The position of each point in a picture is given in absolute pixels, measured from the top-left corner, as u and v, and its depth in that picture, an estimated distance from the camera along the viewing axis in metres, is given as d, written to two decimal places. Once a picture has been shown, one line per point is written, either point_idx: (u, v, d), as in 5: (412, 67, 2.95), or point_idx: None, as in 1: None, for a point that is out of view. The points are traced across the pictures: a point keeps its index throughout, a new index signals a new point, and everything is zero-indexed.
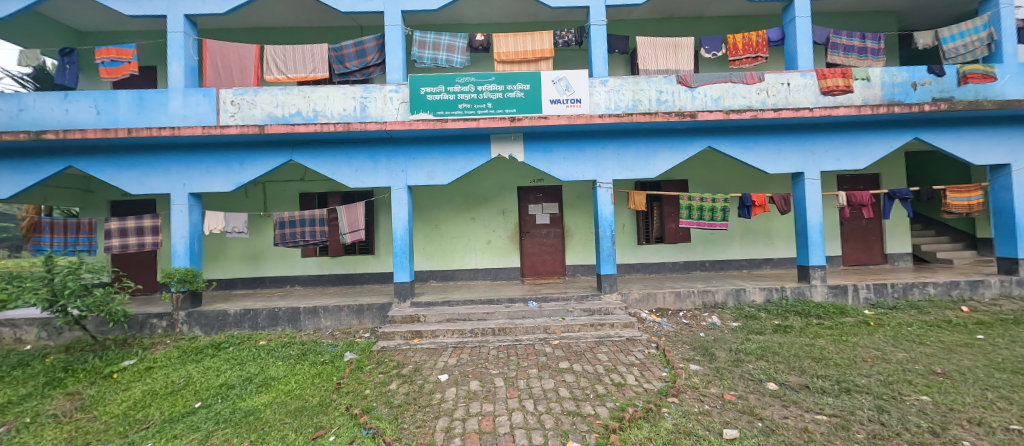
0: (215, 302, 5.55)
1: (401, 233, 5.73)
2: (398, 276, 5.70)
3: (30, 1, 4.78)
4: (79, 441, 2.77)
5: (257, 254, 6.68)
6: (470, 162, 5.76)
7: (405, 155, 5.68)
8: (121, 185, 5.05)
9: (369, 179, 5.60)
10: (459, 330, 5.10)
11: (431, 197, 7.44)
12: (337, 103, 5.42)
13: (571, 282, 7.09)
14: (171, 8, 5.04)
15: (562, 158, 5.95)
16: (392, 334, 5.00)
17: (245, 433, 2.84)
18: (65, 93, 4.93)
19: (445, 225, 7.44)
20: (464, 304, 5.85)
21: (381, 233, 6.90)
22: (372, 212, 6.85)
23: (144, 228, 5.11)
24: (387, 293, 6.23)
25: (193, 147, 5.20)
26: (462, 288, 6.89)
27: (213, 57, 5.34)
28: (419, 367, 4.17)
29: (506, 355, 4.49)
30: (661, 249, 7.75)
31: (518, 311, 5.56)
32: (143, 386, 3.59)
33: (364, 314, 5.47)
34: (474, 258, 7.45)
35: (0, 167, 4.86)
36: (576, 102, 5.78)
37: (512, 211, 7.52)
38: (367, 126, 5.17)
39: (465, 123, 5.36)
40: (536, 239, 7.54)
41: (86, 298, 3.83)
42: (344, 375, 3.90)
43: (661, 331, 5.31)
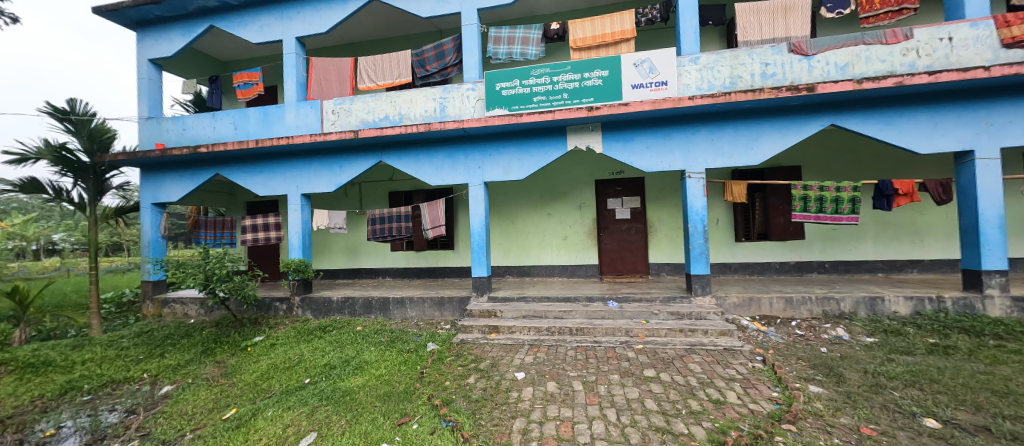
0: (322, 290, 6.30)
1: (479, 229, 5.76)
2: (476, 271, 5.73)
3: (190, 38, 5.95)
4: (222, 402, 3.31)
5: (355, 248, 7.43)
6: (545, 157, 5.52)
7: (481, 152, 5.69)
8: (252, 188, 6.01)
9: (448, 177, 5.74)
10: (536, 327, 4.93)
11: (506, 193, 7.41)
12: (419, 105, 5.66)
13: (655, 282, 6.41)
14: (285, 33, 5.79)
15: (645, 147, 5.33)
16: (471, 328, 5.06)
17: (343, 412, 3.06)
18: (214, 113, 6.03)
19: (521, 220, 7.35)
20: (540, 301, 5.65)
21: (461, 228, 7.10)
22: (452, 209, 7.09)
23: (270, 224, 6.03)
24: (467, 287, 6.38)
25: (303, 153, 5.92)
26: (539, 284, 6.70)
27: (318, 72, 6.00)
28: (496, 362, 4.11)
29: (584, 357, 4.17)
30: (766, 247, 6.52)
31: (597, 311, 5.16)
32: (269, 359, 4.17)
33: (445, 306, 5.66)
34: (550, 255, 7.21)
35: (173, 176, 6.14)
36: (661, 84, 5.11)
37: (590, 206, 7.09)
38: (445, 125, 5.28)
39: (541, 116, 5.14)
40: (615, 235, 6.98)
41: (228, 282, 4.63)
42: (427, 365, 4.03)
43: (768, 342, 4.42)
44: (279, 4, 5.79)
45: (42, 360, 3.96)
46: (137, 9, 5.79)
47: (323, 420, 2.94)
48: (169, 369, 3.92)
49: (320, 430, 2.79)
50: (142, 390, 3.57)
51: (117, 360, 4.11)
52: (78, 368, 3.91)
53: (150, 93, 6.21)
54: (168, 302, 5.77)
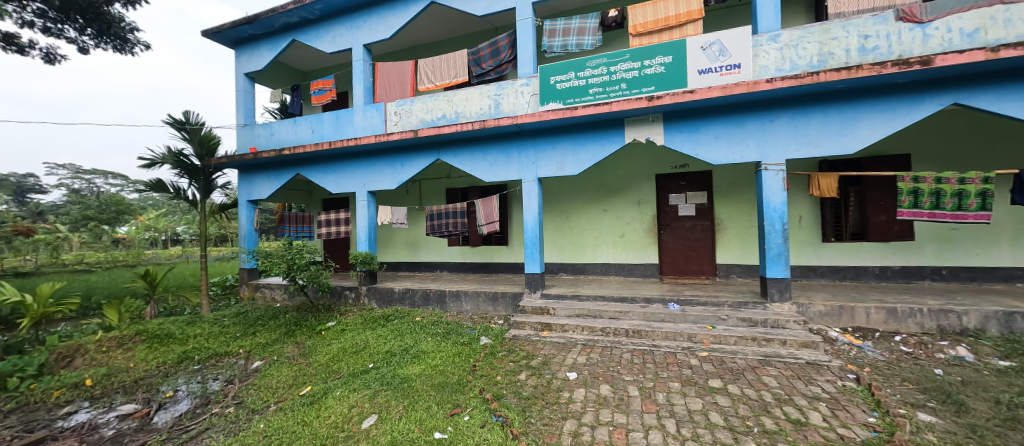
0: (385, 281, 6.70)
1: (532, 225, 5.68)
2: (529, 267, 5.69)
3: (276, 51, 6.66)
4: (300, 379, 3.65)
5: (415, 242, 7.81)
6: (602, 151, 5.27)
7: (536, 147, 5.60)
8: (326, 186, 6.59)
9: (502, 173, 5.75)
10: (589, 327, 4.73)
11: (560, 189, 7.25)
12: (474, 103, 5.74)
13: (721, 285, 5.84)
14: (354, 41, 6.22)
15: (714, 137, 4.82)
16: (523, 324, 5.03)
17: (401, 397, 3.20)
18: (295, 119, 6.70)
19: (576, 217, 7.14)
20: (595, 300, 5.42)
21: (515, 224, 7.12)
22: (506, 205, 7.14)
23: (340, 219, 6.56)
24: (519, 283, 6.38)
25: (369, 153, 6.35)
26: (595, 283, 6.45)
27: (383, 77, 6.38)
28: (548, 360, 4.02)
29: (641, 361, 3.90)
30: (862, 249, 5.55)
31: (656, 313, 4.82)
32: (339, 343, 4.53)
33: (499, 301, 5.69)
34: (606, 253, 6.91)
35: (263, 176, 6.95)
36: (734, 67, 4.57)
37: (650, 202, 6.64)
38: (499, 121, 5.27)
39: (597, 108, 4.91)
40: (678, 232, 6.48)
41: (306, 271, 5.13)
42: (480, 359, 4.07)
43: (864, 358, 3.76)
44: (348, 16, 6.24)
45: (166, 333, 4.73)
46: (234, 29, 6.62)
47: (383, 404, 3.10)
48: (259, 346, 4.44)
49: (381, 413, 2.94)
50: (238, 363, 4.10)
51: (219, 336, 4.76)
52: (190, 341, 4.60)
53: (245, 103, 7.08)
54: (259, 287, 6.58)
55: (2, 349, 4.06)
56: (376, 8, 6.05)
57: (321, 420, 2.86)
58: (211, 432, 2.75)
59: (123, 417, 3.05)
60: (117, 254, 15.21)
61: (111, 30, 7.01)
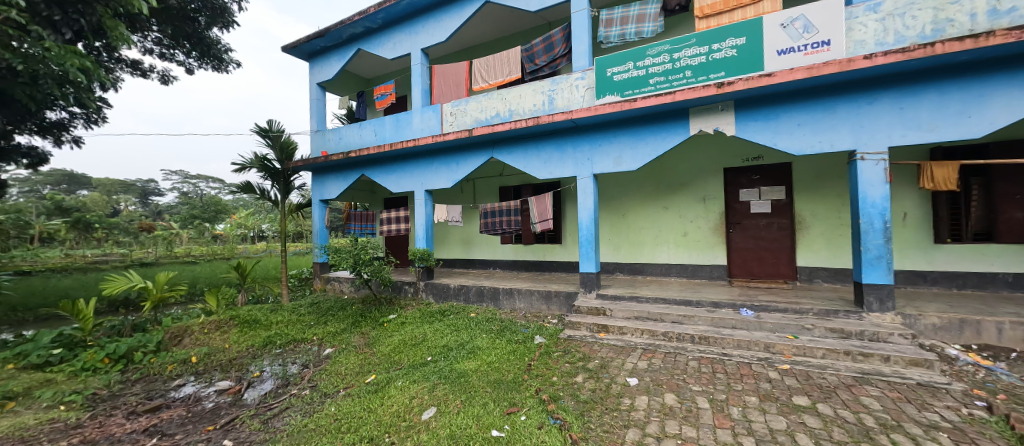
0: (441, 277, 6.90)
1: (587, 222, 5.44)
2: (584, 266, 5.46)
3: (343, 60, 7.17)
4: (366, 367, 3.84)
5: (469, 240, 7.94)
6: (664, 143, 4.88)
7: (591, 143, 5.36)
8: (387, 185, 6.94)
9: (556, 170, 5.58)
10: (649, 331, 4.39)
11: (617, 186, 6.89)
12: (528, 100, 5.66)
13: (803, 290, 5.09)
14: (412, 46, 6.47)
15: (796, 124, 4.19)
16: (579, 325, 4.83)
17: (459, 392, 3.20)
18: (361, 123, 7.15)
19: (633, 215, 6.74)
20: (655, 303, 5.01)
21: (569, 222, 6.93)
22: (559, 202, 6.99)
23: (400, 217, 6.86)
24: (573, 282, 6.17)
25: (426, 153, 6.57)
26: (653, 284, 6.01)
27: (438, 80, 6.56)
28: (605, 364, 3.78)
29: (710, 371, 3.49)
30: (989, 253, 4.44)
31: (725, 319, 4.30)
32: (399, 335, 4.71)
33: (553, 300, 5.55)
34: (667, 253, 6.41)
35: (333, 177, 7.53)
36: (822, 44, 3.91)
37: (717, 198, 6.02)
38: (554, 117, 5.13)
39: (658, 99, 4.57)
40: (749, 231, 5.81)
41: (370, 266, 5.43)
42: (535, 358, 3.95)
43: (1000, 384, 2.99)
44: (407, 22, 6.51)
45: (254, 318, 5.28)
46: (309, 43, 7.25)
47: (442, 397, 3.12)
48: (330, 335, 4.77)
49: (440, 406, 2.95)
50: (313, 349, 4.43)
51: (297, 324, 5.20)
52: (273, 327, 5.09)
53: (318, 111, 7.72)
54: (330, 280, 7.13)
55: (131, 326, 4.81)
56: (433, 13, 6.23)
57: (384, 409, 2.94)
58: (290, 412, 2.96)
59: (220, 392, 3.42)
60: (216, 249, 17.57)
61: (211, 51, 8.09)
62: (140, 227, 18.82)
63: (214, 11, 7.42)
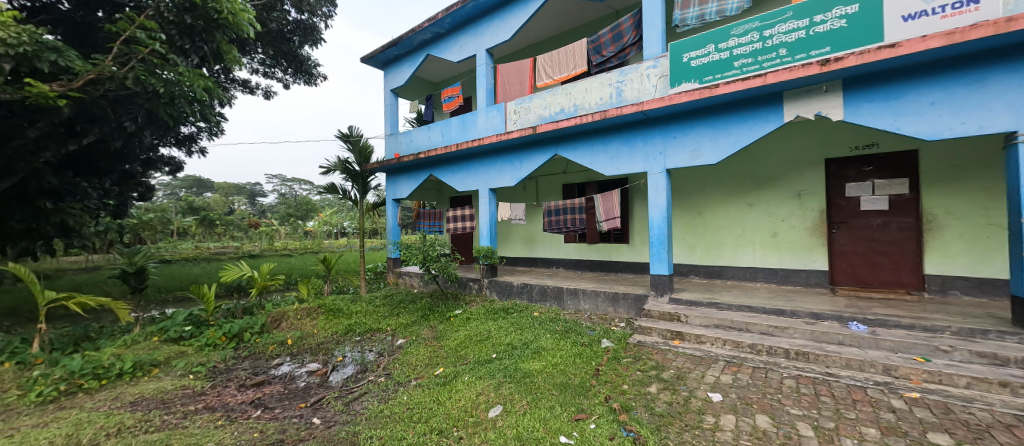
0: (504, 275, 6.91)
1: (658, 221, 4.94)
2: (655, 269, 4.98)
3: (414, 66, 7.58)
4: (435, 360, 3.95)
5: (532, 238, 7.87)
6: (752, 132, 4.19)
7: (663, 136, 4.85)
8: (454, 184, 7.17)
9: (625, 165, 5.18)
10: (732, 341, 3.84)
11: (693, 181, 6.14)
12: (594, 94, 5.40)
13: (934, 304, 4.02)
14: (477, 47, 6.58)
15: (929, 103, 3.25)
16: (649, 330, 4.42)
17: (524, 392, 3.10)
18: (429, 125, 7.49)
19: (712, 213, 5.96)
20: (739, 310, 4.36)
21: (637, 220, 6.49)
22: (627, 200, 6.59)
23: (466, 215, 7.03)
24: (642, 284, 5.72)
25: (491, 152, 6.63)
26: (733, 289, 5.28)
27: (503, 78, 6.58)
28: (682, 375, 3.38)
29: (813, 393, 2.88)
30: None
31: (829, 333, 3.53)
32: (465, 331, 4.78)
33: (620, 302, 5.19)
34: (750, 256, 5.56)
35: (405, 177, 7.99)
36: (970, 2, 3.05)
37: (816, 194, 5.03)
38: (622, 109, 4.76)
39: (743, 83, 3.93)
40: (859, 232, 4.75)
41: (438, 263, 5.61)
42: (603, 363, 3.71)
43: None
44: (472, 25, 6.64)
45: (338, 307, 5.77)
46: (384, 52, 7.80)
47: (508, 396, 3.05)
48: (402, 326, 5.03)
49: (506, 405, 2.88)
50: (387, 339, 4.70)
51: (373, 314, 5.58)
52: (353, 316, 5.53)
53: (391, 115, 8.27)
54: (402, 275, 7.59)
55: (242, 309, 5.59)
56: (498, 12, 6.26)
57: (452, 402, 2.96)
58: (368, 396, 3.13)
59: (310, 374, 3.75)
60: (308, 244, 19.97)
61: (304, 67, 9.17)
62: (251, 225, 22.22)
63: (305, 30, 8.38)
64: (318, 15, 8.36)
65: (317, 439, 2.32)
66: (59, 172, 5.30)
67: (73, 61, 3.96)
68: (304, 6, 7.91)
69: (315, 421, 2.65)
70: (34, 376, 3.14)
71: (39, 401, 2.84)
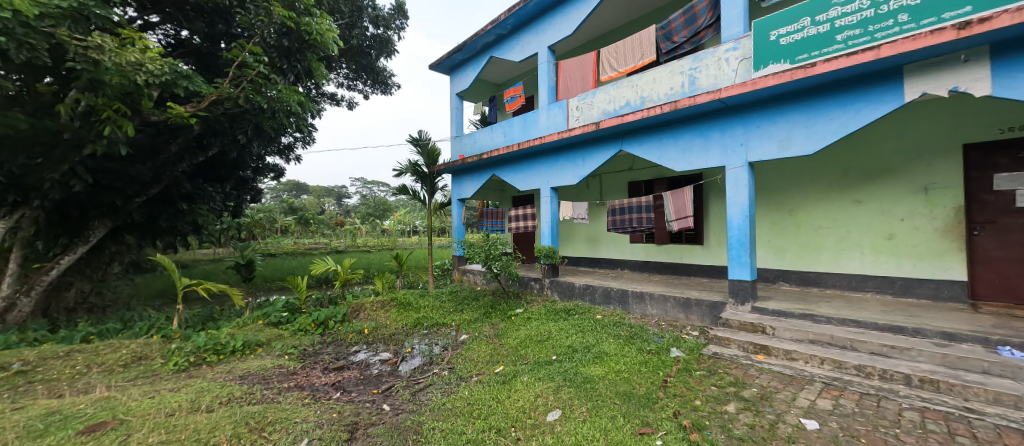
0: (566, 275, 6.76)
1: (738, 220, 4.31)
2: (733, 273, 4.35)
3: (478, 69, 7.80)
4: (496, 357, 3.99)
5: (595, 238, 7.58)
6: (859, 116, 3.43)
7: (745, 125, 4.23)
8: (516, 184, 7.21)
9: (698, 160, 4.64)
10: (833, 360, 3.11)
11: (781, 176, 5.24)
12: (663, 84, 4.98)
13: None
14: (539, 45, 6.51)
15: None
16: (728, 342, 3.81)
17: (585, 398, 2.95)
18: (492, 126, 7.63)
19: (806, 211, 5.03)
20: (843, 326, 3.54)
21: (713, 220, 5.88)
22: (701, 198, 6.00)
23: (528, 215, 7.03)
24: (720, 290, 5.10)
25: (552, 150, 6.52)
26: (833, 300, 4.37)
27: (565, 74, 6.40)
28: (766, 395, 2.86)
29: (946, 432, 2.20)
30: None
31: (969, 359, 2.70)
32: (526, 330, 4.76)
33: (692, 309, 4.66)
34: (857, 261, 4.56)
35: (469, 177, 8.27)
36: None
37: (954, 188, 3.92)
38: (696, 99, 4.29)
39: (848, 60, 3.25)
40: (1013, 233, 3.60)
41: (500, 261, 5.71)
42: (671, 375, 3.34)
43: None
44: (535, 23, 6.60)
45: (408, 301, 6.17)
46: (451, 58, 8.15)
47: (567, 400, 2.94)
48: (466, 322, 5.21)
49: (565, 410, 2.78)
50: (451, 334, 4.90)
51: (439, 309, 5.86)
52: (422, 310, 5.88)
53: (456, 118, 8.62)
54: (466, 272, 7.90)
55: (328, 299, 6.30)
56: (561, 7, 6.12)
57: (511, 402, 2.95)
58: (432, 388, 3.28)
59: (383, 362, 4.07)
60: (385, 241, 21.93)
61: (381, 78, 10.03)
62: (339, 223, 25.15)
63: (381, 43, 9.16)
64: (392, 28, 9.08)
65: (385, 425, 2.47)
66: (192, 179, 6.50)
67: (199, 85, 4.82)
68: (380, 21, 8.67)
69: (385, 408, 2.85)
70: (172, 347, 3.88)
71: (177, 369, 3.53)
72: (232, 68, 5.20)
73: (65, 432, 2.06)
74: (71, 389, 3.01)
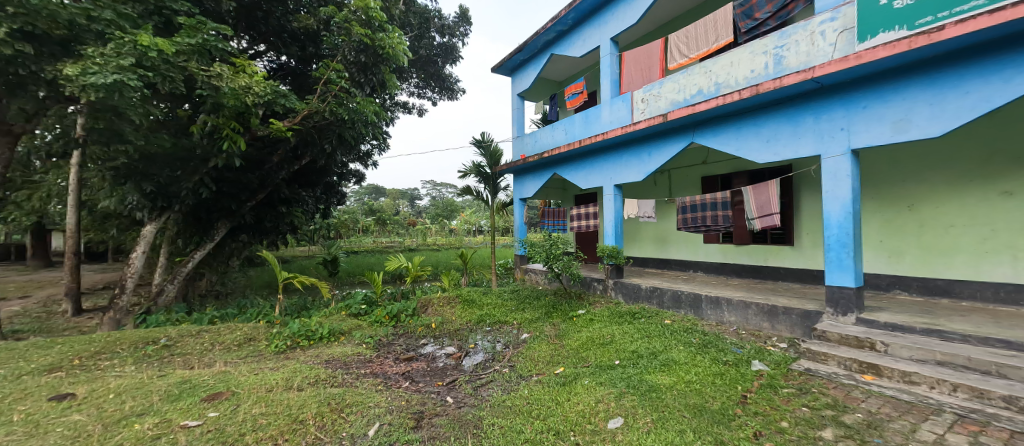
0: (632, 277, 6.37)
1: (836, 217, 3.57)
2: (832, 278, 3.61)
3: (539, 67, 7.77)
4: (556, 358, 3.91)
5: (664, 238, 7.03)
6: (1010, 86, 2.58)
7: (847, 107, 3.49)
8: (577, 182, 7.04)
9: (785, 150, 4.01)
10: (970, 387, 2.33)
11: (900, 163, 4.24)
12: (741, 67, 4.42)
13: None
14: (601, 38, 6.24)
15: None
16: (825, 358, 3.13)
17: (649, 408, 2.70)
18: (553, 124, 7.55)
19: (933, 205, 4.00)
20: (988, 347, 2.69)
21: (807, 217, 5.06)
22: (790, 192, 5.21)
23: (590, 214, 6.81)
24: (815, 298, 4.31)
25: (615, 146, 6.20)
26: (972, 315, 3.40)
27: (630, 65, 6.03)
28: (875, 423, 2.23)
29: None
30: None
31: None
32: (588, 332, 4.58)
33: (779, 319, 3.99)
34: (1008, 269, 3.51)
35: (530, 177, 8.30)
36: None
37: None
38: (782, 80, 3.70)
39: (991, 17, 2.45)
40: None
41: (560, 261, 5.61)
42: (752, 391, 2.85)
43: None
44: (596, 15, 6.34)
45: (472, 298, 6.40)
46: (512, 59, 8.25)
47: (630, 408, 2.73)
48: (527, 321, 5.21)
49: (626, 418, 2.59)
50: (513, 332, 4.95)
51: (502, 307, 5.96)
52: (485, 307, 6.03)
53: (518, 119, 8.69)
54: (528, 271, 7.93)
55: (401, 294, 6.81)
56: None
57: (570, 405, 2.85)
58: (493, 385, 3.33)
59: (448, 356, 4.25)
60: (454, 241, 23.15)
61: (447, 84, 10.53)
62: (412, 223, 27.19)
63: (447, 50, 9.65)
64: (456, 35, 9.57)
65: (448, 416, 2.57)
66: (290, 185, 7.52)
67: (294, 102, 5.55)
68: (446, 29, 9.22)
69: (448, 400, 2.96)
70: (274, 331, 4.54)
71: (277, 350, 4.10)
72: (320, 85, 5.88)
73: (194, 398, 2.53)
74: (200, 362, 3.68)
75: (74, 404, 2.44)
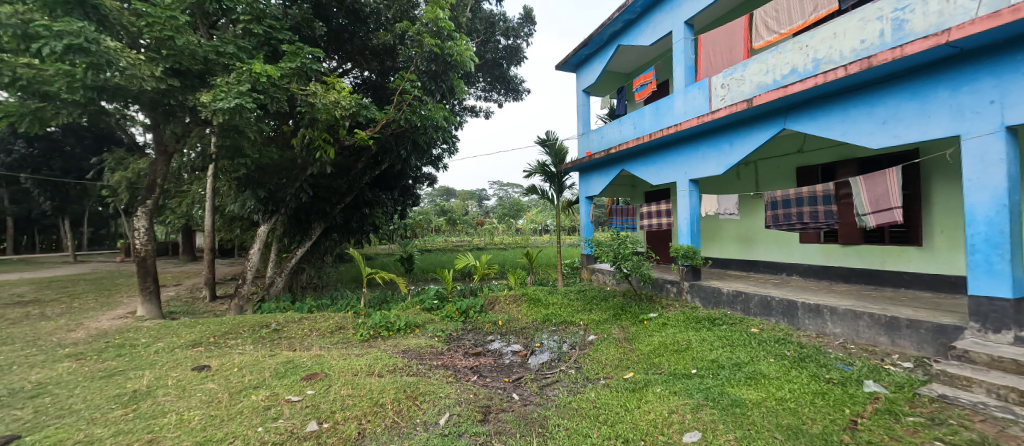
0: (711, 279, 5.73)
1: (984, 213, 2.75)
2: (977, 287, 2.79)
3: (604, 61, 7.47)
4: (625, 363, 3.70)
5: (749, 237, 6.23)
6: None
7: (1000, 74, 2.66)
8: (646, 178, 6.59)
9: (910, 132, 3.22)
10: None
11: None
12: (848, 38, 3.69)
13: None
14: (673, 23, 5.75)
15: None
16: (968, 384, 2.44)
17: (729, 424, 2.40)
18: (620, 118, 7.19)
19: None
20: None
21: (940, 212, 4.04)
22: (918, 181, 4.20)
23: (662, 211, 6.33)
24: (955, 310, 3.41)
25: (689, 138, 5.66)
26: None
27: (707, 48, 5.44)
28: None
29: None
30: None
31: None
32: (660, 338, 4.25)
33: (902, 333, 3.22)
34: None
35: (596, 175, 8.01)
36: None
37: None
38: (903, 49, 2.98)
39: None
40: None
41: (628, 261, 5.31)
42: (863, 416, 2.34)
43: None
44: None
45: (538, 297, 6.38)
46: (576, 54, 8.06)
47: (708, 423, 2.45)
48: (595, 323, 5.04)
49: (704, 433, 2.32)
50: (580, 333, 4.82)
51: (568, 307, 5.84)
52: (551, 307, 5.99)
53: (582, 115, 8.46)
54: (595, 271, 7.68)
55: (469, 290, 7.09)
56: None
57: (641, 413, 2.67)
58: (559, 385, 3.27)
59: (514, 353, 4.30)
60: (521, 240, 23.44)
61: (512, 86, 10.67)
62: (480, 223, 28.22)
63: (511, 52, 9.78)
64: (521, 36, 9.63)
65: (514, 413, 2.59)
66: (372, 189, 8.34)
67: (374, 113, 6.09)
68: (510, 32, 9.32)
69: (514, 397, 2.99)
70: (360, 321, 5.08)
71: (362, 339, 4.59)
72: (396, 96, 6.38)
73: (295, 376, 2.93)
74: (301, 345, 4.28)
75: (210, 374, 3.01)
